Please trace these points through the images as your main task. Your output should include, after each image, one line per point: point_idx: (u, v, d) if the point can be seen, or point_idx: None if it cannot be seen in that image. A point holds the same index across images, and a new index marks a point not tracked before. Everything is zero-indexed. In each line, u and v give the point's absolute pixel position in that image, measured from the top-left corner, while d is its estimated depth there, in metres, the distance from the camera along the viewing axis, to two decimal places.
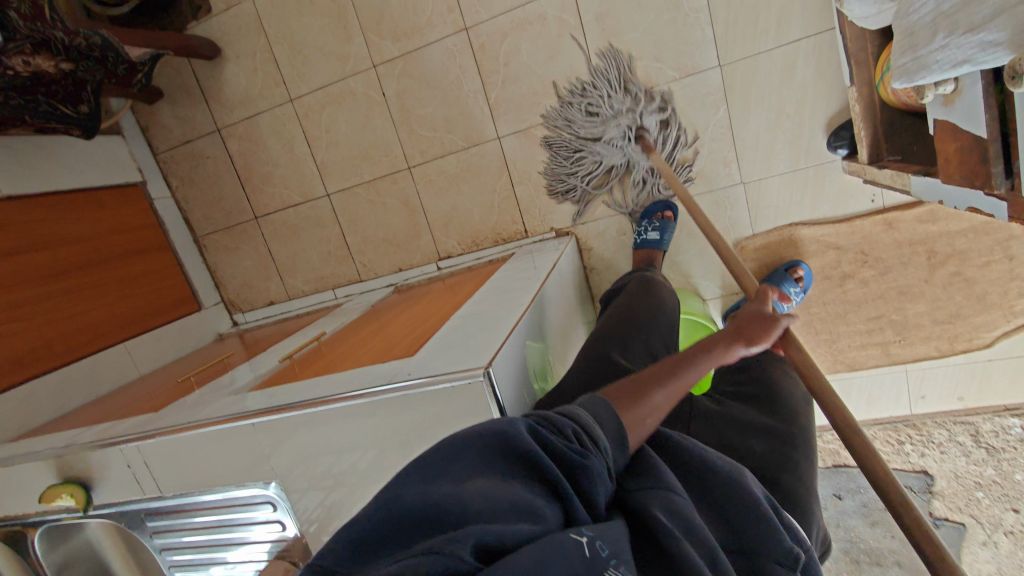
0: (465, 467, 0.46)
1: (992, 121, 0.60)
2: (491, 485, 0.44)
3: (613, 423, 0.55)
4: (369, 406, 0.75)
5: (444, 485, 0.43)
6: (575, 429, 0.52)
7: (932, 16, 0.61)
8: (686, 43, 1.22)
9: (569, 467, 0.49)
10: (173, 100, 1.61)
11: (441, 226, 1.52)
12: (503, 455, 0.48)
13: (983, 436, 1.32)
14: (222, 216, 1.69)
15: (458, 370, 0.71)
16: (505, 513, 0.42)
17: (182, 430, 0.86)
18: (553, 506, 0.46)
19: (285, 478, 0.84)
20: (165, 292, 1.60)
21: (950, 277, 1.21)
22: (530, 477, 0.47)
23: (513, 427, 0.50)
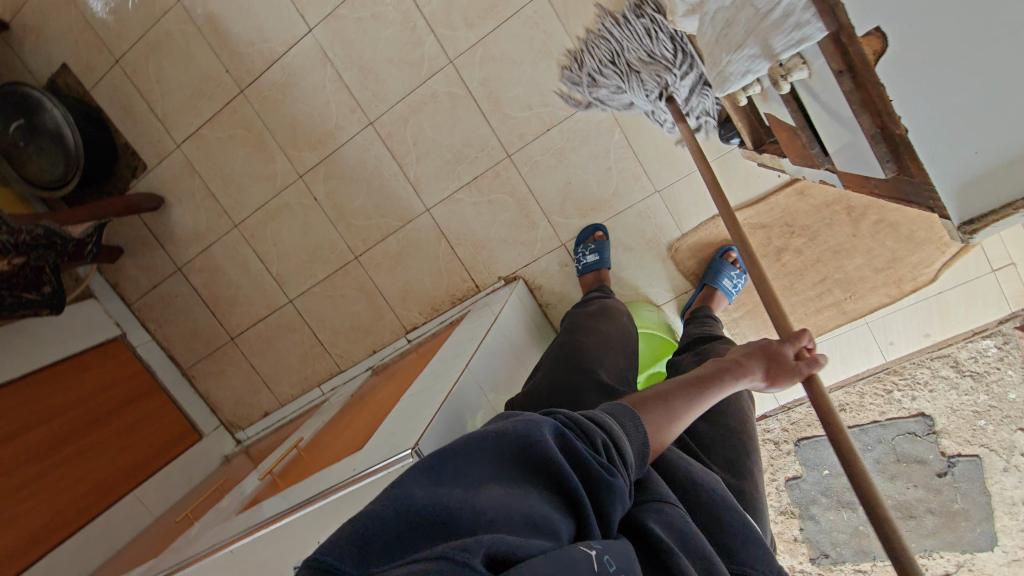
0: (481, 472, 0.49)
1: (794, 111, 0.66)
2: (506, 493, 0.47)
3: (637, 441, 0.60)
4: (329, 508, 0.81)
5: (456, 491, 0.47)
6: (602, 441, 0.56)
7: (715, 38, 0.68)
8: (567, 84, 1.33)
9: (591, 477, 0.53)
10: (133, 253, 1.72)
11: (399, 302, 1.59)
12: (529, 458, 0.51)
13: (964, 364, 1.28)
14: (202, 345, 1.77)
15: (392, 456, 0.77)
16: (521, 523, 0.45)
17: (196, 561, 0.92)
18: (568, 519, 0.50)
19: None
20: (164, 431, 1.67)
21: (876, 225, 1.28)
22: (548, 486, 0.50)
23: (538, 431, 0.52)
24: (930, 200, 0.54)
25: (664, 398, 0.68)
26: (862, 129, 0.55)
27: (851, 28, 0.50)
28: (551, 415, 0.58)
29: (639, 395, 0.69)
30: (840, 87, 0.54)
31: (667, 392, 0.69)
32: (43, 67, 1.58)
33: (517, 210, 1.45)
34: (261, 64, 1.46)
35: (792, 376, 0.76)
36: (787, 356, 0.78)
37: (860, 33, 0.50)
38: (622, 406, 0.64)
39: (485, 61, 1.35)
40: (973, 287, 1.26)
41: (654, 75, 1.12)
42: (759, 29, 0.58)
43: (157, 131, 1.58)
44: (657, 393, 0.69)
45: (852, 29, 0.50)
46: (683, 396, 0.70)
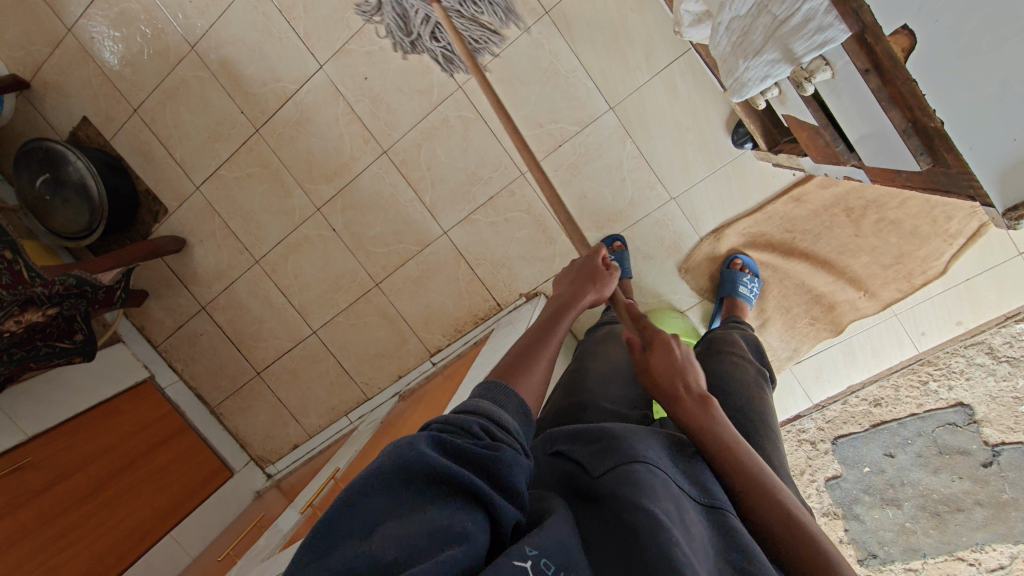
0: (371, 514, 0.42)
1: (816, 111, 0.66)
2: (401, 523, 0.41)
3: (516, 409, 0.57)
4: None
5: (347, 546, 0.40)
6: (479, 425, 0.50)
7: (730, 46, 0.70)
8: (575, 99, 1.35)
9: (483, 466, 0.47)
10: (158, 295, 1.75)
11: (422, 325, 1.60)
12: (411, 478, 0.44)
13: (998, 350, 1.26)
14: (228, 381, 1.79)
15: None
16: (424, 549, 0.40)
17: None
18: (476, 515, 0.44)
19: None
20: (196, 470, 1.68)
21: (877, 223, 1.28)
22: (446, 493, 0.44)
23: (412, 449, 0.45)
24: (969, 188, 0.54)
25: (528, 353, 0.68)
26: (894, 124, 0.55)
27: (877, 27, 0.50)
28: (424, 429, 0.51)
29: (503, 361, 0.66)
30: (867, 85, 0.55)
31: (527, 350, 0.68)
32: (65, 121, 1.62)
33: (534, 227, 1.46)
34: (274, 103, 1.50)
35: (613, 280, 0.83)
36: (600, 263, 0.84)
37: (887, 32, 0.50)
38: (494, 382, 0.60)
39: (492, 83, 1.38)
40: (1000, 272, 1.25)
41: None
42: (778, 35, 0.59)
43: (177, 175, 1.62)
44: (523, 352, 0.68)
45: (879, 28, 0.50)
46: (542, 345, 0.70)
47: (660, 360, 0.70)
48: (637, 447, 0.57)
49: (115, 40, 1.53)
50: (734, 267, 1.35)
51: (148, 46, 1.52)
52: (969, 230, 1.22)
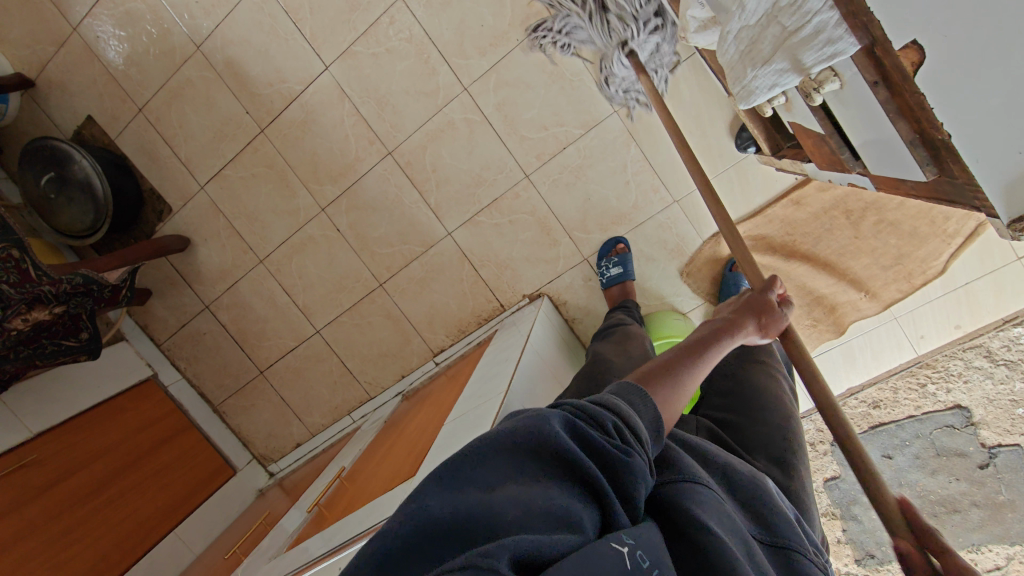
0: (494, 471, 0.48)
1: (822, 119, 0.68)
2: (521, 489, 0.46)
3: (650, 419, 0.58)
4: None
5: (471, 493, 0.45)
6: (613, 423, 0.53)
7: (738, 56, 0.71)
8: (580, 103, 1.37)
9: (610, 462, 0.51)
10: (161, 293, 1.75)
11: (426, 325, 1.61)
12: (539, 451, 0.49)
13: (997, 354, 1.27)
14: (232, 380, 1.80)
15: None
16: (539, 522, 0.44)
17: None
18: (590, 506, 0.48)
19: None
20: (200, 467, 1.69)
21: (876, 225, 1.29)
22: (568, 479, 0.49)
23: (550, 424, 0.50)
24: (973, 198, 0.54)
25: (676, 365, 0.66)
26: (899, 134, 0.56)
27: (886, 41, 0.51)
28: (559, 404, 0.56)
29: (653, 369, 0.65)
30: (875, 96, 0.55)
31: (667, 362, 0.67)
32: (69, 120, 1.63)
33: (538, 229, 1.47)
34: (279, 103, 1.50)
35: (779, 327, 0.81)
36: (772, 307, 0.80)
37: (897, 46, 0.51)
38: (631, 383, 0.62)
39: (498, 86, 1.39)
40: (998, 274, 1.26)
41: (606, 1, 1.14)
42: (789, 45, 0.59)
43: (181, 175, 1.62)
44: (662, 364, 0.66)
45: (888, 42, 0.51)
46: (686, 365, 0.67)
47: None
48: (692, 467, 0.63)
49: (120, 40, 1.53)
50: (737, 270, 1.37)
51: (154, 47, 1.52)
52: (967, 230, 1.23)
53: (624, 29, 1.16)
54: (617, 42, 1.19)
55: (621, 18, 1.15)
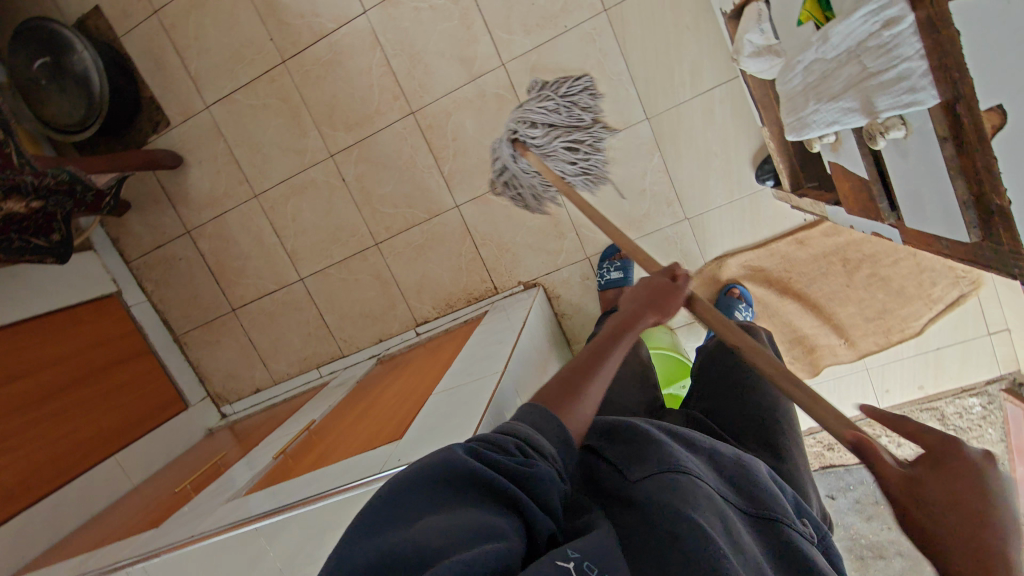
0: (411, 508, 0.43)
1: (869, 166, 0.70)
2: (442, 518, 0.41)
3: (556, 436, 0.53)
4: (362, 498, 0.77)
5: (392, 534, 0.40)
6: (515, 445, 0.50)
7: (803, 87, 0.72)
8: (615, 102, 1.35)
9: (521, 481, 0.47)
10: (141, 209, 1.67)
11: (414, 294, 1.59)
12: (455, 479, 0.45)
13: (949, 419, 1.36)
14: (200, 312, 1.73)
15: None
16: (466, 542, 0.39)
17: (180, 547, 0.85)
18: (515, 525, 0.44)
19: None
20: (150, 396, 1.62)
21: (868, 278, 1.32)
22: (488, 503, 0.45)
23: (452, 455, 0.47)
24: (1014, 268, 0.53)
25: (578, 380, 0.61)
26: (955, 194, 0.56)
27: (973, 99, 0.48)
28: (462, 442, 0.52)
29: (551, 386, 0.61)
30: (942, 151, 0.55)
31: (569, 374, 0.62)
32: (74, 7, 1.52)
33: (547, 219, 1.47)
34: (307, 38, 1.44)
35: (676, 304, 0.77)
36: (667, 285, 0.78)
37: (981, 107, 0.48)
38: (533, 407, 0.57)
39: (535, 68, 1.37)
40: (969, 345, 1.33)
41: (563, 131, 1.35)
42: (863, 85, 0.59)
43: (186, 90, 1.54)
44: (559, 380, 0.62)
45: (975, 100, 0.48)
46: (591, 374, 0.62)
47: (945, 491, 0.41)
48: (670, 453, 0.56)
49: None
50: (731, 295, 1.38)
51: None
52: (949, 298, 1.29)
53: (533, 135, 1.33)
54: (521, 130, 1.34)
55: (546, 132, 1.34)
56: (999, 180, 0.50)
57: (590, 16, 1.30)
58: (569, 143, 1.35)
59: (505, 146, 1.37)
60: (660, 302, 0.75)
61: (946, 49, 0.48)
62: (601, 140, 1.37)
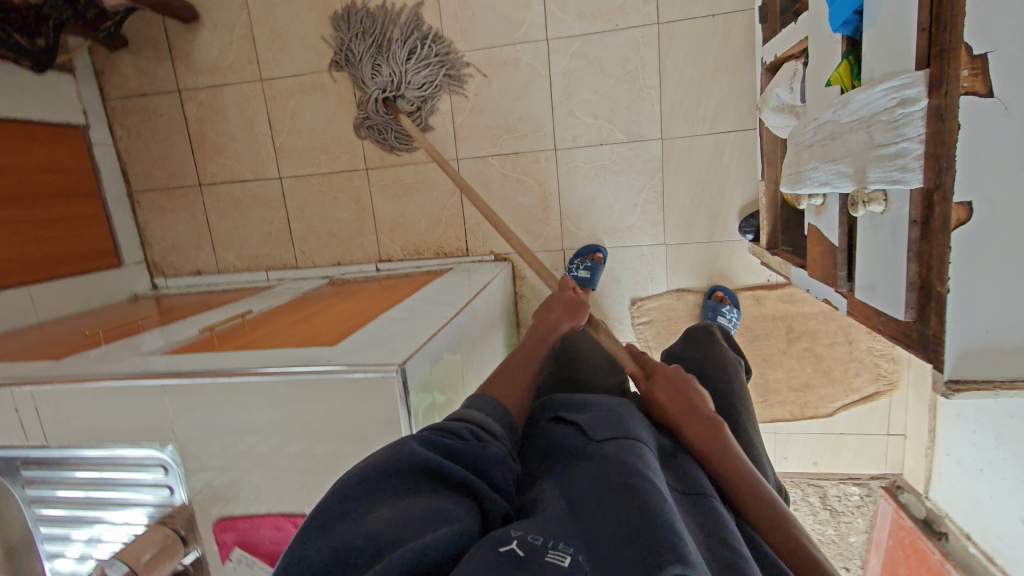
0: (370, 498, 0.44)
1: (843, 233, 0.75)
2: (398, 506, 0.43)
3: (499, 417, 0.59)
4: (279, 388, 0.74)
5: (351, 522, 0.41)
6: (468, 429, 0.53)
7: (811, 143, 0.77)
8: (638, 112, 1.38)
9: (473, 463, 0.50)
10: (137, 51, 1.58)
11: (386, 230, 1.58)
12: (410, 475, 0.46)
13: (829, 499, 1.47)
14: (164, 175, 1.65)
15: (373, 363, 0.72)
16: (417, 526, 0.41)
17: (80, 381, 0.79)
18: (470, 507, 0.46)
19: (192, 461, 0.80)
20: (85, 240, 1.53)
21: (803, 351, 1.40)
22: (445, 489, 0.46)
23: (406, 445, 0.49)
24: (931, 352, 0.58)
25: (518, 374, 0.73)
26: (906, 274, 0.61)
27: (950, 191, 0.53)
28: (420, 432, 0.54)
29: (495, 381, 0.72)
30: (908, 233, 0.60)
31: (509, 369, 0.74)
32: None
33: (537, 200, 1.48)
34: None
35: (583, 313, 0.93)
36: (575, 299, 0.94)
37: (953, 200, 0.53)
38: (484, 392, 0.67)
39: (576, 52, 1.38)
40: (867, 439, 1.44)
41: (396, 52, 1.40)
42: (863, 154, 0.64)
43: None
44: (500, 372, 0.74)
45: (951, 191, 0.53)
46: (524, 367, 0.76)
47: (664, 391, 0.67)
48: (636, 424, 0.59)
49: None
50: (715, 298, 1.40)
51: None
52: (865, 390, 1.40)
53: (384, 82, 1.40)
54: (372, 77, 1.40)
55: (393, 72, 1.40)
56: (945, 270, 0.55)
57: (641, 24, 1.33)
58: (410, 49, 1.40)
59: (402, 104, 1.44)
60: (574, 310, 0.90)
61: (944, 141, 0.53)
62: (408, 36, 1.41)
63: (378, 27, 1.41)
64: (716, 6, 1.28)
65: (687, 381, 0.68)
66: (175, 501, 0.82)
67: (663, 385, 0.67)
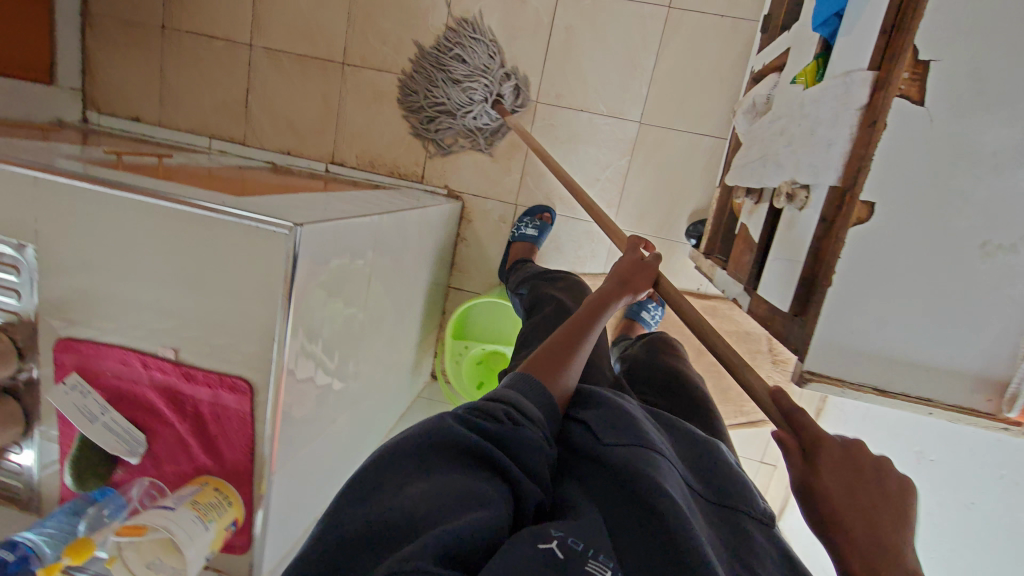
0: (402, 473, 0.45)
1: (765, 232, 0.77)
2: (430, 483, 0.43)
3: (540, 402, 0.58)
4: (163, 215, 0.67)
5: (384, 497, 0.42)
6: (503, 412, 0.53)
7: (763, 138, 0.78)
8: (626, 91, 1.37)
9: (509, 448, 0.50)
10: None
11: (347, 135, 1.51)
12: (442, 450, 0.47)
13: None
14: (128, 7, 1.52)
15: (269, 216, 0.66)
16: (453, 507, 0.41)
17: None
18: (502, 491, 0.47)
19: (49, 271, 0.72)
20: (26, 45, 1.38)
21: (710, 366, 1.43)
22: (477, 468, 0.47)
23: (442, 424, 0.49)
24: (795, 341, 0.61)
25: (560, 352, 0.64)
26: (801, 270, 0.62)
27: (857, 191, 0.54)
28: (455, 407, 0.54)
29: (539, 355, 0.64)
30: (814, 230, 0.60)
31: (559, 345, 0.65)
32: None
33: (504, 148, 1.46)
34: None
35: (647, 281, 0.75)
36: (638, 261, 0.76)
37: (859, 200, 0.54)
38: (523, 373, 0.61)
39: (583, 12, 1.35)
40: (740, 460, 1.52)
41: (455, 67, 1.38)
42: (802, 149, 0.65)
43: None
44: (543, 350, 0.65)
45: (858, 190, 0.54)
46: (573, 350, 0.66)
47: (831, 477, 0.43)
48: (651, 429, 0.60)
49: None
50: None
51: None
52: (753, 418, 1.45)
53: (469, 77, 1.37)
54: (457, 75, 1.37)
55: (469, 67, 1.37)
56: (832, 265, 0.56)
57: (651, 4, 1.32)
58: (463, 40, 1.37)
59: (505, 100, 1.40)
60: (636, 280, 0.74)
61: (869, 143, 0.54)
62: (452, 46, 1.38)
63: (429, 59, 1.40)
64: (725, 10, 1.29)
65: (889, 482, 0.42)
66: (20, 309, 0.75)
67: (835, 464, 0.43)
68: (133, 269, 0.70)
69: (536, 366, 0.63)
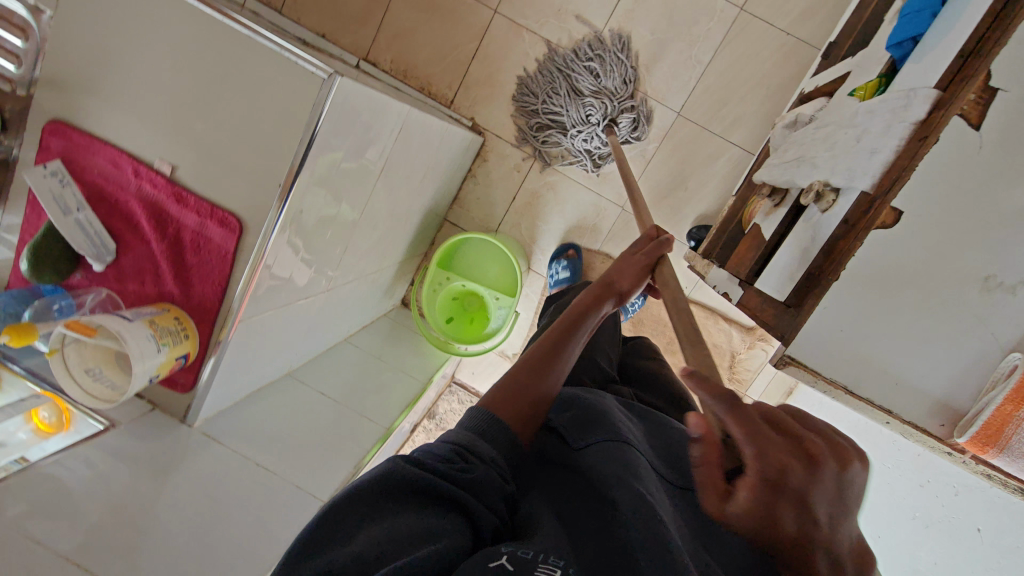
0: (350, 524, 0.40)
1: (778, 231, 0.78)
2: (378, 532, 0.40)
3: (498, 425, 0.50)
4: (196, 19, 0.62)
5: (332, 554, 0.38)
6: (454, 447, 0.46)
7: (806, 141, 0.78)
8: (675, 77, 1.36)
9: (463, 481, 0.44)
10: None
11: (389, 35, 1.45)
12: (392, 498, 0.42)
13: None
14: None
15: (310, 56, 0.64)
16: (401, 553, 0.38)
17: None
18: (460, 528, 0.42)
19: (50, 43, 0.66)
20: None
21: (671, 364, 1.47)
22: (431, 506, 0.42)
23: (388, 466, 0.43)
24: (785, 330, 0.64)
25: (542, 362, 0.58)
26: (809, 264, 0.64)
27: (891, 198, 0.58)
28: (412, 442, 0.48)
29: (502, 386, 0.54)
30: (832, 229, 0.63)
31: (537, 358, 0.59)
32: None
33: None
34: None
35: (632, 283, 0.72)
36: (631, 265, 0.74)
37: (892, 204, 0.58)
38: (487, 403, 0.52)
39: None
40: None
41: (583, 79, 1.36)
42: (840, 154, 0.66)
43: None
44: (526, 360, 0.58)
45: (894, 195, 0.57)
46: (553, 358, 0.60)
47: (744, 494, 0.32)
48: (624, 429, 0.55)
49: None
50: None
51: None
52: None
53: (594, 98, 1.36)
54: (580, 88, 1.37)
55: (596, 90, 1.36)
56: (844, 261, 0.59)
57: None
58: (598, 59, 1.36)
59: (622, 127, 1.39)
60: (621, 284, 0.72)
61: (917, 154, 0.57)
62: (589, 57, 1.36)
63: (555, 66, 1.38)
64: (792, 27, 1.29)
65: (807, 485, 0.31)
66: (14, 78, 0.67)
67: (748, 480, 0.32)
68: (148, 68, 0.65)
69: (499, 397, 0.52)
